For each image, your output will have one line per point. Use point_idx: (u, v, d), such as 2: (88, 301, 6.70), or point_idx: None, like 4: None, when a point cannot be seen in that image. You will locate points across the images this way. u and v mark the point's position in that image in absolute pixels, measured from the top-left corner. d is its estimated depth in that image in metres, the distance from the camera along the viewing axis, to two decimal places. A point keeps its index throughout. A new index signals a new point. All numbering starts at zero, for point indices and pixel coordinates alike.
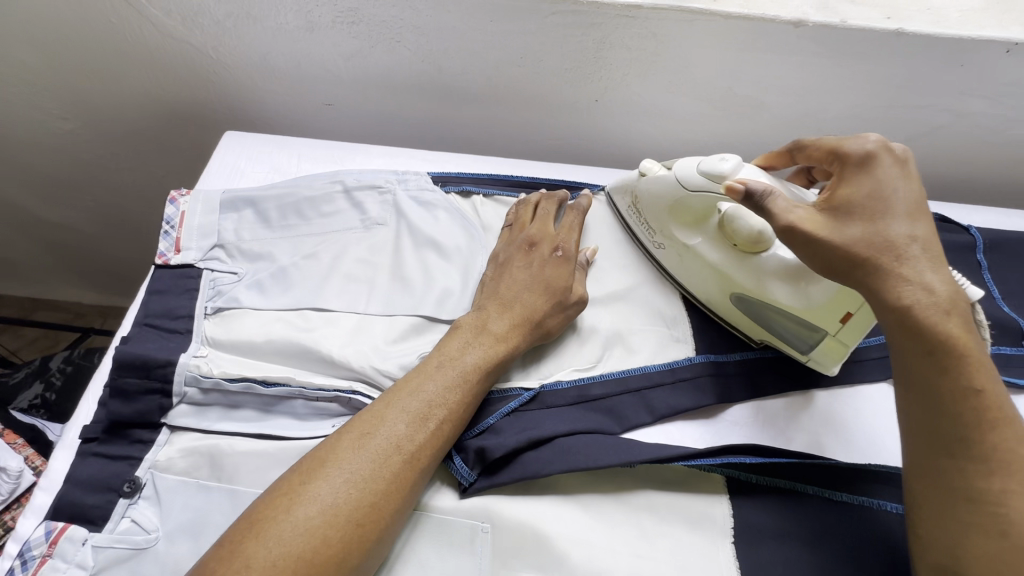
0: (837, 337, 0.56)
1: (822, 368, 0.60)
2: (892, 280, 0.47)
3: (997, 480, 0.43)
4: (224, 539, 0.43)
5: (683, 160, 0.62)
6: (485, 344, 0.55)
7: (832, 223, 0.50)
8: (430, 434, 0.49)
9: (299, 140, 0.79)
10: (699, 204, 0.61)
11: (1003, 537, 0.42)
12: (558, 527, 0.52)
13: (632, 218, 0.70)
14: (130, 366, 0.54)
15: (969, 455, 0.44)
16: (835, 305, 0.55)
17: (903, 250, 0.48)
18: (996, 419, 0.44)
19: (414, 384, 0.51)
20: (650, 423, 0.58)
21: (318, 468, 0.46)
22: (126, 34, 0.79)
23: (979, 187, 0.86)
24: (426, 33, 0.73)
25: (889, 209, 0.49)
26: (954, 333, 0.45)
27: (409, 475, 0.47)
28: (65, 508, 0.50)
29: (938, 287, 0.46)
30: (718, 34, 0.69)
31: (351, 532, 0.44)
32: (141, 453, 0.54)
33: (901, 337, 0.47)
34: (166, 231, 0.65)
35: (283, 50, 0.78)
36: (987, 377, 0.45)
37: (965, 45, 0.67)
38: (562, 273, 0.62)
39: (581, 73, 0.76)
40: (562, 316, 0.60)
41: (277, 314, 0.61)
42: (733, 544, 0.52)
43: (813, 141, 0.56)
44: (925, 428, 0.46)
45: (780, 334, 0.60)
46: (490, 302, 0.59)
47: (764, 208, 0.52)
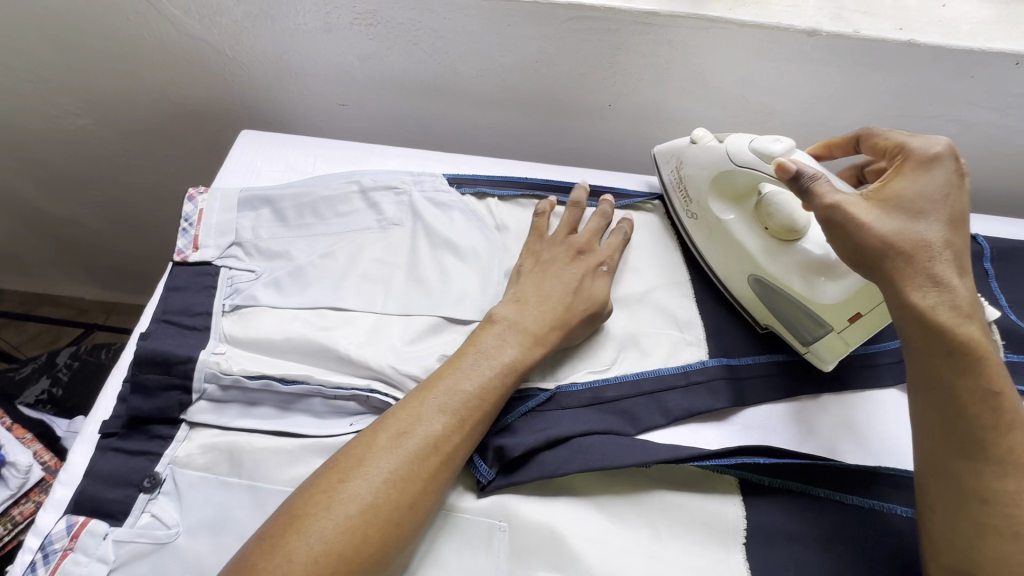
0: (841, 334, 0.57)
1: (818, 361, 0.61)
2: (924, 277, 0.48)
3: (1010, 481, 0.45)
4: (261, 535, 0.44)
5: (738, 137, 0.64)
6: (525, 344, 0.56)
7: (876, 214, 0.50)
8: (465, 432, 0.50)
9: (314, 140, 0.79)
10: (743, 182, 0.63)
11: (1016, 538, 0.44)
12: (574, 527, 0.52)
13: (673, 185, 0.71)
14: (151, 362, 0.55)
15: (983, 457, 0.46)
16: (848, 304, 0.56)
17: (938, 251, 0.49)
18: (1010, 423, 0.46)
19: (449, 382, 0.52)
20: (663, 426, 0.59)
21: (354, 467, 0.46)
22: (143, 33, 0.80)
23: (986, 198, 0.87)
24: (444, 36, 0.74)
25: (933, 212, 0.50)
26: (975, 337, 0.47)
27: (440, 473, 0.48)
28: (86, 502, 0.51)
29: (962, 292, 0.48)
30: (734, 41, 0.70)
31: (386, 530, 0.45)
32: (160, 448, 0.54)
33: (922, 336, 0.48)
34: (184, 229, 0.65)
35: (300, 50, 0.79)
36: (1001, 383, 0.46)
37: (976, 57, 0.68)
38: (604, 289, 0.63)
39: (596, 78, 0.77)
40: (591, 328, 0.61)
41: (295, 313, 0.61)
42: (747, 546, 0.53)
43: (883, 132, 0.56)
44: (941, 428, 0.47)
45: (787, 321, 0.61)
46: (524, 298, 0.60)
47: (807, 191, 0.53)
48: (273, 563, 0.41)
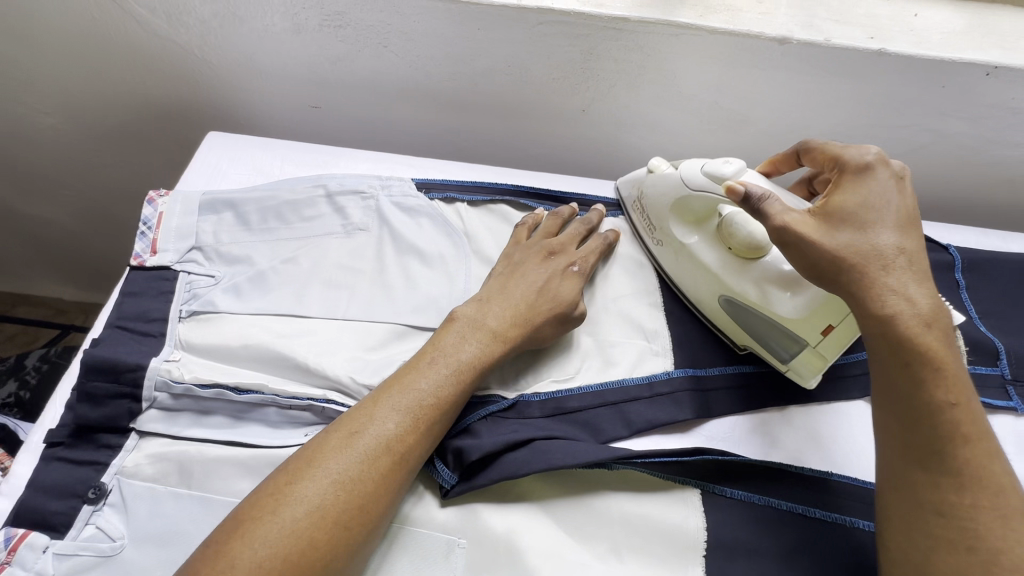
0: (816, 348, 0.57)
1: (799, 378, 0.61)
2: (879, 288, 0.47)
3: (968, 495, 0.44)
4: (210, 540, 0.42)
5: (690, 162, 0.64)
6: (486, 343, 0.55)
7: (826, 229, 0.50)
8: (421, 434, 0.49)
9: (283, 143, 0.78)
10: (700, 207, 0.63)
11: (970, 552, 0.42)
12: (531, 540, 0.51)
13: (636, 214, 0.71)
14: (99, 369, 0.54)
15: (942, 469, 0.45)
16: (817, 317, 0.56)
17: (891, 260, 0.48)
18: (968, 434, 0.45)
19: (404, 382, 0.51)
20: (626, 437, 0.58)
21: (306, 468, 0.45)
22: (111, 32, 0.78)
23: (961, 207, 0.86)
24: (415, 39, 0.73)
25: (881, 220, 0.50)
26: (934, 346, 0.46)
27: (395, 474, 0.47)
28: (27, 514, 0.49)
29: (920, 300, 0.47)
30: (705, 48, 0.69)
31: (337, 532, 0.43)
32: (107, 458, 0.52)
33: (883, 347, 0.47)
34: (142, 232, 0.64)
35: (268, 51, 0.77)
36: (961, 393, 0.46)
37: (947, 67, 0.68)
38: (572, 288, 0.62)
39: (570, 83, 0.76)
40: (559, 329, 0.60)
41: (253, 319, 0.60)
42: (705, 559, 0.52)
43: (817, 146, 0.57)
44: (901, 440, 0.47)
45: (761, 340, 0.61)
46: (490, 295, 0.59)
47: (759, 211, 0.53)
48: (213, 567, 0.40)
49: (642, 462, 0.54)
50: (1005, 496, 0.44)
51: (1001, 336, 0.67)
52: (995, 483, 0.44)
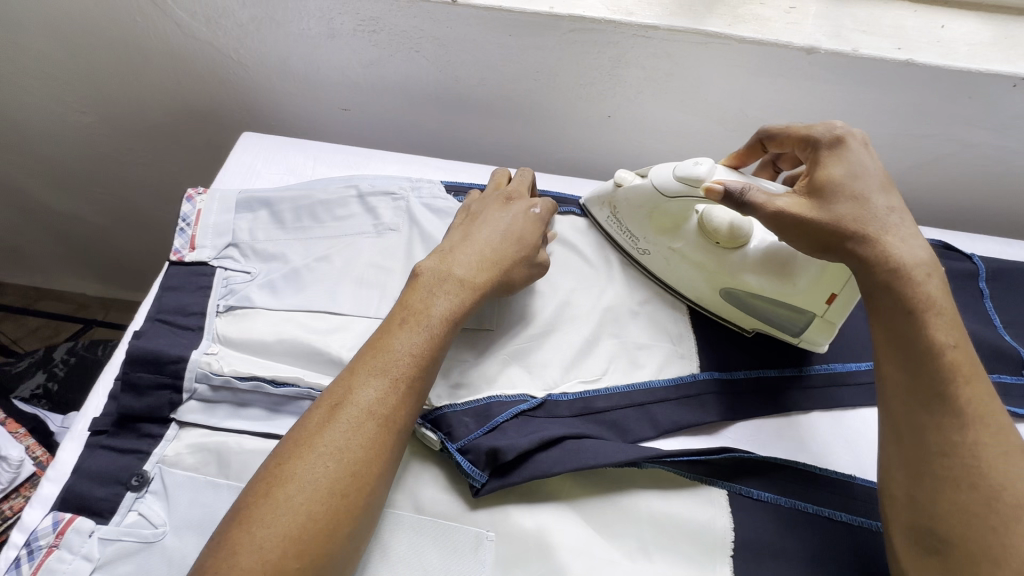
0: (825, 316, 0.60)
1: (813, 346, 0.64)
2: (880, 252, 0.49)
3: (970, 434, 0.45)
4: (224, 519, 0.44)
5: (659, 168, 0.64)
6: (456, 293, 0.55)
7: (819, 204, 0.52)
8: (406, 393, 0.49)
9: (315, 144, 0.80)
10: (676, 211, 0.64)
11: (973, 490, 0.43)
12: (562, 537, 0.52)
13: (614, 228, 0.70)
14: (142, 361, 0.55)
15: (945, 411, 0.46)
16: (819, 288, 0.59)
17: (888, 222, 0.51)
18: (968, 374, 0.46)
19: (371, 351, 0.51)
20: (653, 438, 0.59)
21: (299, 448, 0.46)
22: (149, 34, 0.81)
23: (983, 218, 0.87)
24: (447, 45, 0.74)
25: (867, 187, 0.52)
26: (933, 294, 0.48)
27: (386, 437, 0.48)
28: (73, 499, 0.51)
29: (921, 254, 0.49)
30: (733, 56, 0.70)
31: (340, 503, 0.44)
32: (149, 447, 0.54)
33: (888, 300, 0.49)
34: (181, 229, 0.66)
35: (303, 55, 0.79)
36: (957, 334, 0.47)
37: (975, 78, 0.68)
38: (534, 231, 0.63)
39: (596, 89, 0.77)
40: (526, 272, 0.61)
41: (287, 315, 0.61)
42: (733, 558, 0.53)
43: (783, 130, 0.59)
44: (903, 386, 0.48)
45: (770, 319, 0.64)
46: (451, 249, 0.59)
47: (745, 204, 0.54)
48: (237, 543, 0.42)
49: (670, 461, 0.55)
50: (1006, 435, 0.45)
51: None
52: (995, 420, 0.45)
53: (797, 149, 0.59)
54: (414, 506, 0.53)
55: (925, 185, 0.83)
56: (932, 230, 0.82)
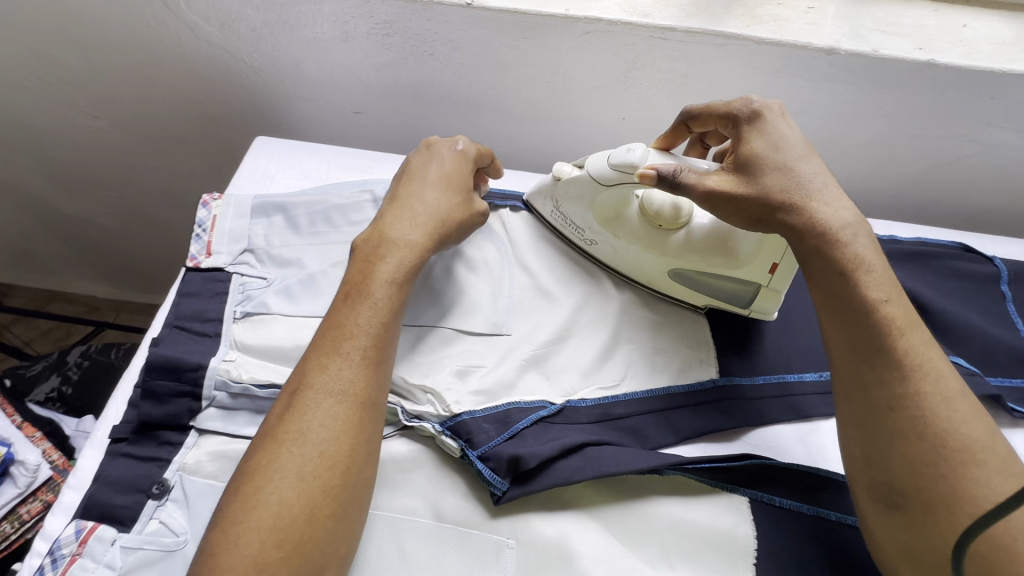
0: (769, 285, 0.62)
1: (763, 314, 0.65)
2: (808, 220, 0.51)
3: (910, 384, 0.46)
4: (215, 515, 0.45)
5: (594, 157, 0.64)
6: (395, 256, 0.55)
7: (745, 179, 0.53)
8: (362, 367, 0.49)
9: (329, 148, 0.80)
10: (615, 200, 0.65)
11: (922, 440, 0.45)
12: (583, 544, 0.52)
13: (559, 220, 0.70)
14: (161, 368, 0.55)
15: (887, 365, 0.47)
16: (761, 259, 0.61)
17: (813, 189, 0.52)
18: (905, 326, 0.48)
19: (320, 333, 0.51)
20: (673, 444, 0.59)
21: (268, 442, 0.46)
22: (162, 39, 0.81)
23: (1001, 220, 0.86)
24: (460, 48, 0.74)
25: (788, 156, 0.53)
26: (862, 253, 0.50)
27: (350, 415, 0.47)
28: (94, 508, 0.51)
29: (848, 216, 0.51)
30: (750, 57, 0.69)
31: (314, 488, 0.44)
32: (169, 454, 0.54)
33: (817, 263, 0.51)
34: (197, 235, 0.66)
35: (316, 59, 0.79)
36: (891, 288, 0.49)
37: (997, 78, 0.67)
38: (464, 173, 0.63)
39: (610, 91, 0.77)
40: (467, 218, 0.61)
41: (304, 321, 0.61)
42: (755, 566, 0.52)
43: (702, 110, 0.60)
44: (847, 348, 0.49)
45: (720, 294, 0.66)
46: (387, 218, 0.58)
47: (678, 185, 0.55)
48: (220, 541, 0.42)
49: (691, 468, 0.55)
50: (943, 380, 0.47)
51: None
52: (931, 367, 0.47)
53: (719, 126, 0.60)
54: (434, 513, 0.53)
55: (944, 186, 0.82)
56: (950, 231, 0.81)
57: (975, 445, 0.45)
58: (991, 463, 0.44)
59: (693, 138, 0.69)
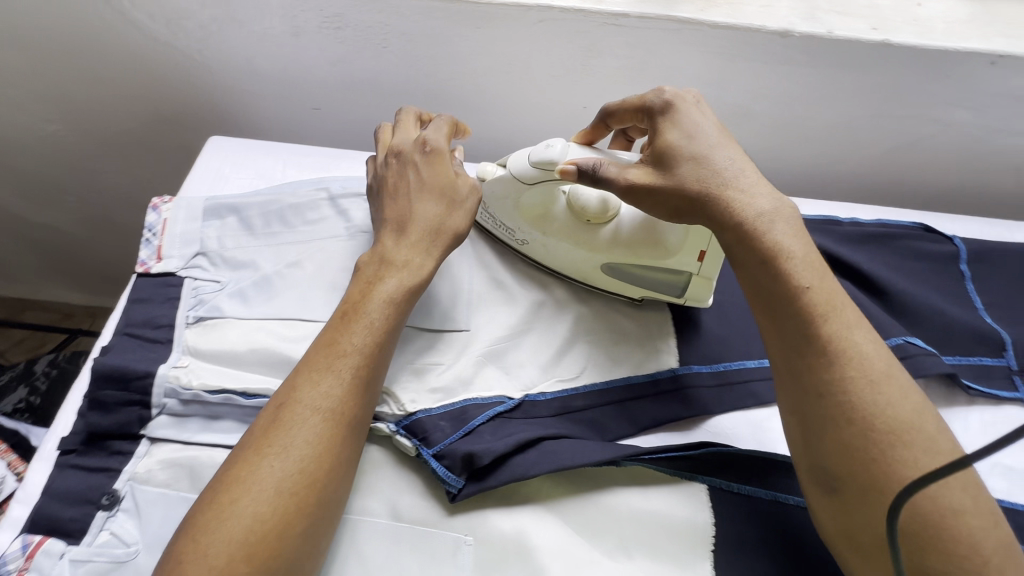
0: (699, 273, 0.62)
1: (699, 303, 0.65)
2: (724, 210, 0.51)
3: (836, 369, 0.46)
4: (182, 525, 0.43)
5: (516, 155, 0.64)
6: (396, 274, 0.53)
7: (662, 171, 0.53)
8: (351, 385, 0.48)
9: (286, 146, 0.78)
10: (539, 197, 0.65)
11: (850, 425, 0.45)
12: (541, 538, 0.51)
13: (488, 222, 0.69)
14: (108, 378, 0.54)
15: (812, 351, 0.47)
16: (688, 247, 0.61)
17: (727, 178, 0.52)
18: (827, 311, 0.48)
19: (316, 346, 0.50)
20: (633, 435, 0.59)
21: (249, 452, 0.45)
22: (112, 39, 0.79)
23: (966, 199, 0.86)
24: (414, 40, 0.73)
25: (702, 144, 0.53)
26: (783, 240, 0.50)
27: (335, 434, 0.46)
28: (42, 521, 0.50)
29: (764, 204, 0.51)
30: (706, 42, 0.69)
31: (290, 505, 0.43)
32: (120, 464, 0.53)
33: (741, 251, 0.51)
34: (148, 239, 0.64)
35: (268, 55, 0.77)
36: (816, 274, 0.49)
37: (951, 56, 0.67)
38: (444, 172, 0.58)
39: (569, 79, 0.76)
40: (458, 214, 0.58)
41: (259, 323, 0.60)
42: (714, 554, 0.52)
43: (618, 104, 0.61)
44: (777, 335, 0.49)
45: (654, 286, 0.65)
46: (382, 237, 0.56)
47: (599, 179, 0.56)
48: (185, 551, 0.41)
49: (648, 458, 0.55)
50: (868, 362, 0.46)
51: (1007, 327, 0.66)
52: (856, 352, 0.46)
53: (635, 119, 0.60)
54: (391, 513, 0.53)
55: (907, 168, 0.82)
56: (914, 213, 0.81)
57: (903, 427, 0.44)
58: (920, 443, 0.43)
59: (614, 133, 0.69)
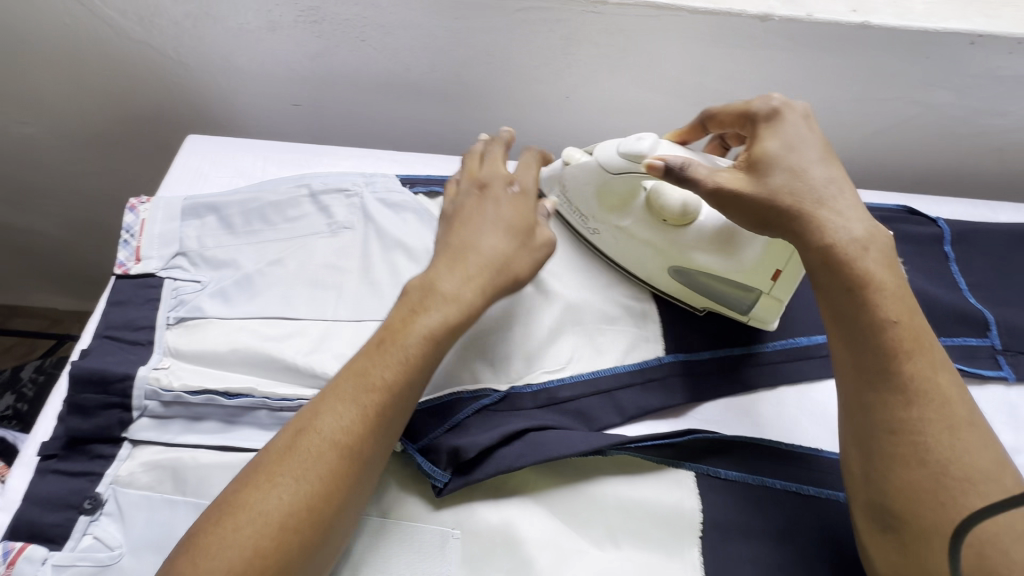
0: (771, 293, 0.60)
1: (762, 324, 0.63)
2: (816, 227, 0.50)
3: (914, 409, 0.46)
4: (179, 550, 0.43)
5: (605, 145, 0.63)
6: (439, 310, 0.51)
7: (755, 179, 0.52)
8: (367, 420, 0.46)
9: (265, 143, 0.77)
10: (624, 186, 0.63)
11: (924, 466, 0.44)
12: (529, 529, 0.51)
13: (564, 206, 0.69)
14: (87, 381, 0.54)
15: (889, 386, 0.47)
16: (764, 264, 0.59)
17: (825, 193, 0.51)
18: (912, 348, 0.47)
19: (345, 373, 0.48)
20: (620, 424, 0.59)
21: (258, 478, 0.44)
22: (86, 38, 0.77)
23: (949, 181, 0.86)
24: (391, 32, 0.72)
25: (804, 158, 0.52)
26: (873, 271, 0.49)
27: (347, 469, 0.45)
28: (25, 527, 0.50)
29: (857, 230, 0.50)
30: (686, 28, 0.68)
31: (288, 538, 0.42)
32: (102, 468, 0.53)
33: (826, 277, 0.50)
34: (126, 240, 0.64)
35: (244, 50, 0.76)
36: (905, 310, 0.48)
37: (930, 37, 0.67)
38: (521, 215, 0.58)
39: (550, 69, 0.75)
40: (527, 260, 0.57)
41: (241, 323, 0.60)
42: (701, 540, 0.52)
43: (721, 108, 0.59)
44: (852, 364, 0.49)
45: (721, 297, 0.63)
46: (438, 266, 0.54)
47: (685, 179, 0.54)
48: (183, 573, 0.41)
49: (636, 447, 0.55)
50: (949, 406, 0.46)
51: (991, 307, 0.67)
52: (939, 394, 0.46)
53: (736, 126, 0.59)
54: (378, 509, 0.53)
55: (890, 151, 0.82)
56: (898, 196, 0.81)
57: (977, 474, 0.44)
58: (992, 494, 0.43)
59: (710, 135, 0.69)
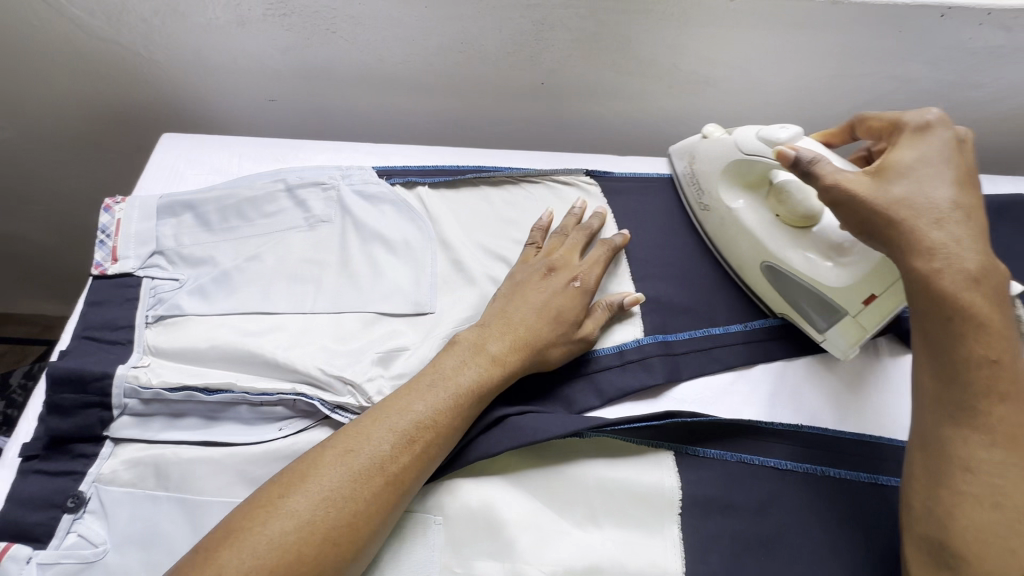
0: (856, 318, 0.57)
1: (832, 347, 0.61)
2: (929, 247, 0.48)
3: (997, 452, 0.44)
4: (199, 546, 0.42)
5: (748, 129, 0.64)
6: (476, 366, 0.53)
7: (881, 185, 0.51)
8: (416, 455, 0.47)
9: (239, 138, 0.77)
10: (757, 172, 0.64)
11: (995, 510, 0.43)
12: (510, 512, 0.52)
13: (688, 181, 0.72)
14: (65, 381, 0.54)
15: (975, 424, 0.45)
16: (859, 286, 0.56)
17: (949, 211, 0.49)
18: (1006, 392, 0.45)
19: (402, 402, 0.49)
20: (599, 407, 0.59)
21: (304, 481, 0.44)
22: (56, 39, 0.77)
23: None
24: (362, 22, 0.71)
25: (938, 176, 0.50)
26: (981, 305, 0.46)
27: (389, 495, 0.46)
28: (9, 528, 0.50)
29: (971, 262, 0.47)
30: (658, 10, 0.68)
31: (323, 549, 0.42)
32: (84, 467, 0.53)
33: (924, 301, 0.47)
34: (101, 241, 0.63)
35: (215, 46, 0.76)
36: (1006, 350, 0.46)
37: (901, 11, 0.67)
38: (572, 306, 0.59)
39: (524, 56, 0.75)
40: (567, 347, 0.57)
41: (221, 320, 0.60)
42: (681, 518, 0.53)
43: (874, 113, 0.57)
44: (934, 393, 0.47)
45: (800, 307, 0.62)
46: (492, 327, 0.56)
47: (811, 174, 0.53)
48: (206, 565, 0.40)
49: (613, 430, 0.55)
50: None
51: None
52: None
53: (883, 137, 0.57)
54: None
55: None
56: None
57: None
58: None
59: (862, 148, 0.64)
